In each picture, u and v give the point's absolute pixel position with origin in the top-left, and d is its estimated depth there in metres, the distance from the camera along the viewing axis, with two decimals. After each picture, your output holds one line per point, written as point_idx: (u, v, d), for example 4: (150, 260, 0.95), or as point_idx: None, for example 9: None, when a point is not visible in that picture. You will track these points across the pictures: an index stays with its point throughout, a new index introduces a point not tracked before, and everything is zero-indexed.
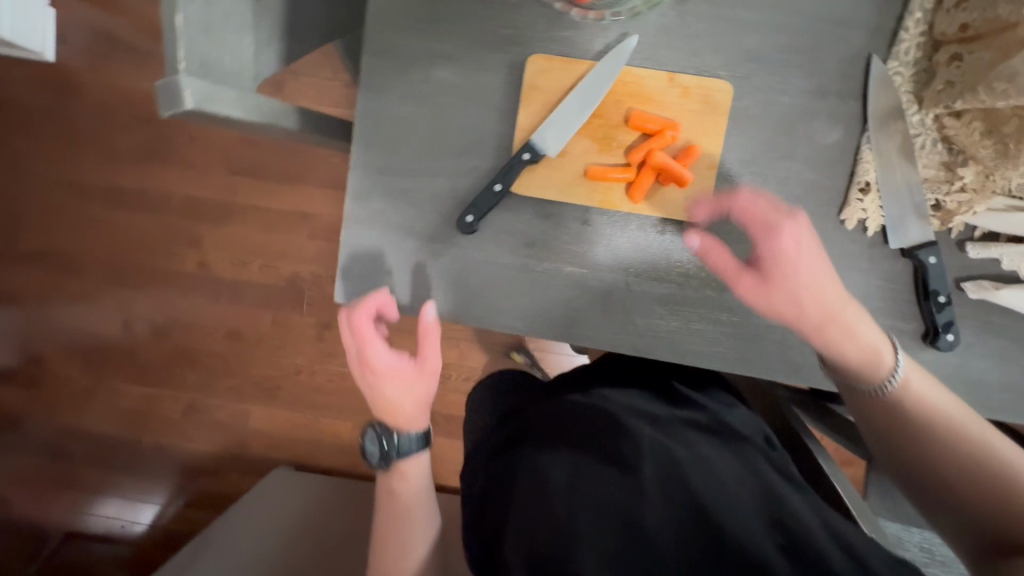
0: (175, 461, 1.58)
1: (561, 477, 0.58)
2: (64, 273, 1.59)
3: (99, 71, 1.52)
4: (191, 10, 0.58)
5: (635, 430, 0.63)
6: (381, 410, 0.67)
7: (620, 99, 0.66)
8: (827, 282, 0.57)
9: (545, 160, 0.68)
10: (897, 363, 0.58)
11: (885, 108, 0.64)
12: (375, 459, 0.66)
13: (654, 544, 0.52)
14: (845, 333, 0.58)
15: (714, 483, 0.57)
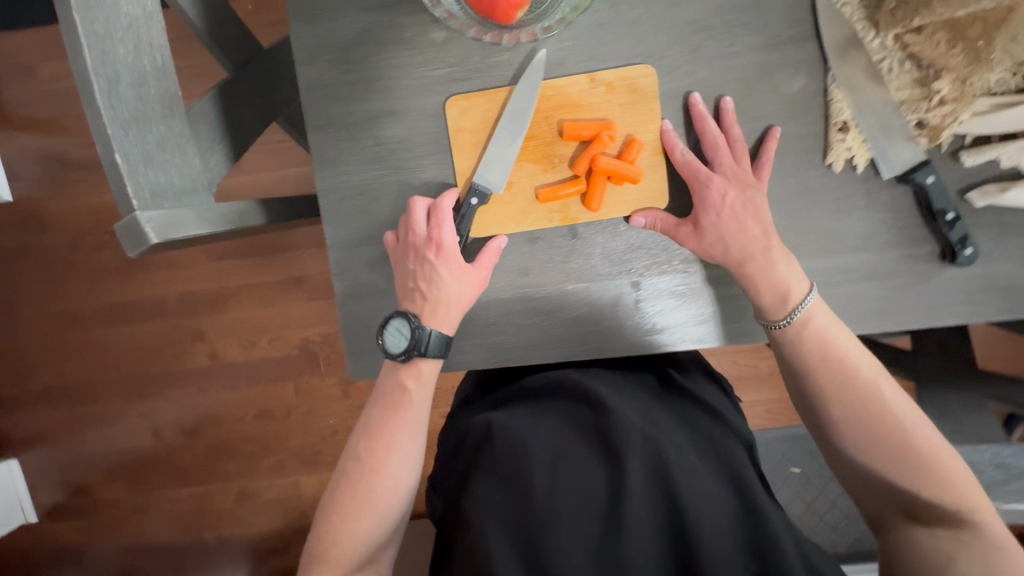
0: (239, 549, 1.56)
1: (540, 453, 0.59)
2: (83, 402, 1.59)
3: (60, 201, 1.52)
4: (126, 145, 0.58)
5: (620, 413, 0.62)
6: (417, 289, 0.65)
7: (548, 114, 0.64)
8: (748, 219, 0.62)
9: (495, 197, 0.66)
10: (804, 297, 0.60)
11: (842, 42, 0.62)
12: (404, 347, 0.63)
13: (631, 542, 0.55)
14: (761, 271, 0.61)
15: (701, 487, 0.57)
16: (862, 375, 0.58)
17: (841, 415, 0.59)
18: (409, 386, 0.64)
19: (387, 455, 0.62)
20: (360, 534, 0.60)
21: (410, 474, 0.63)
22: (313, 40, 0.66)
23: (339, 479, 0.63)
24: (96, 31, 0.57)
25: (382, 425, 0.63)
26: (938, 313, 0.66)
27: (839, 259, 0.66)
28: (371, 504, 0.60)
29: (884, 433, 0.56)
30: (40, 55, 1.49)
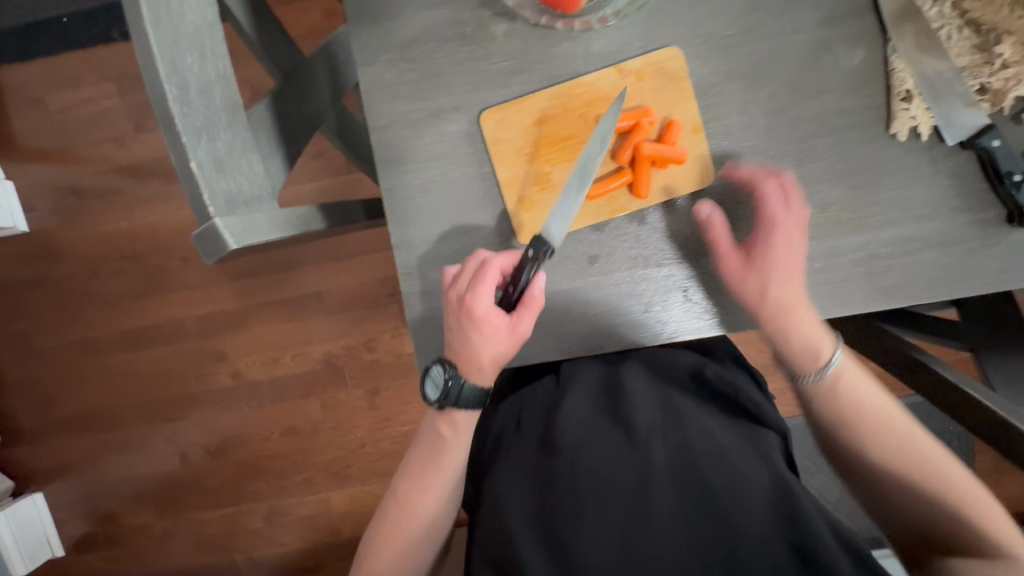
0: (271, 569, 1.54)
1: (568, 445, 0.68)
2: (107, 429, 1.57)
3: (78, 227, 1.52)
4: (200, 152, 0.57)
5: (642, 415, 0.70)
6: (457, 345, 0.63)
7: (581, 110, 0.64)
8: (793, 283, 0.64)
9: (540, 201, 0.66)
10: (832, 354, 0.65)
11: (901, 13, 0.63)
12: (436, 394, 0.63)
13: (652, 524, 0.62)
14: (786, 327, 0.65)
15: (722, 477, 0.63)
16: (883, 412, 0.64)
17: (870, 446, 0.63)
18: (443, 437, 0.66)
19: (422, 499, 0.66)
20: (390, 564, 0.66)
21: (437, 516, 0.67)
22: (373, 40, 0.66)
23: (379, 515, 0.68)
24: (167, 42, 0.56)
25: (417, 472, 0.67)
26: (1003, 277, 0.66)
27: (903, 228, 0.67)
28: (402, 540, 0.66)
29: (910, 465, 0.61)
30: (48, 85, 1.49)
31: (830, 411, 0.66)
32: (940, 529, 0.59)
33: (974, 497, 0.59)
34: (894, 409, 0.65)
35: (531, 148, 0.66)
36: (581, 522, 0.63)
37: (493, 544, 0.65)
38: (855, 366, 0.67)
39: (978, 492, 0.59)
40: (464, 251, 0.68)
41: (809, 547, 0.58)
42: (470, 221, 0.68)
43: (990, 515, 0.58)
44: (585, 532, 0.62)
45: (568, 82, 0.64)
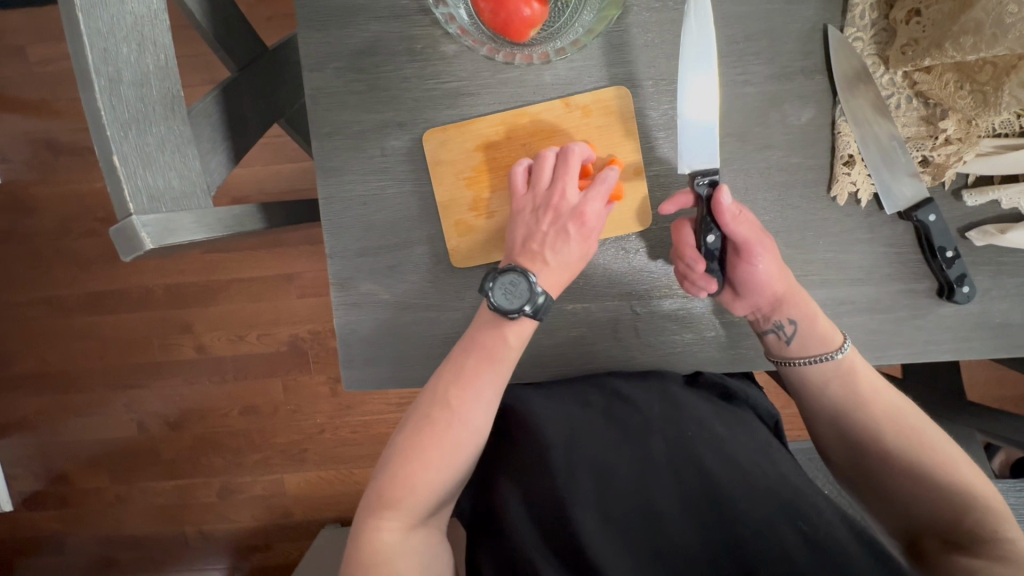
0: (221, 544, 1.54)
1: (558, 437, 0.61)
2: (64, 391, 1.55)
3: (43, 182, 1.46)
4: (125, 147, 0.56)
5: (643, 398, 0.64)
6: (539, 251, 0.60)
7: (525, 141, 0.65)
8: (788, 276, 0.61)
9: (476, 226, 0.67)
10: (842, 340, 0.61)
11: (853, 76, 0.62)
12: (518, 302, 0.57)
13: (666, 521, 0.55)
14: (808, 310, 0.61)
15: (731, 464, 0.58)
16: (894, 405, 0.59)
17: (882, 434, 0.57)
18: (511, 341, 0.58)
19: (477, 405, 0.55)
20: (435, 481, 0.53)
21: (486, 429, 0.57)
22: (322, 47, 0.64)
23: (416, 422, 0.55)
24: (100, 29, 0.54)
25: (473, 373, 0.56)
26: (931, 348, 0.66)
27: (838, 290, 0.66)
28: (451, 452, 0.54)
29: (925, 450, 0.56)
30: (32, 34, 1.41)
31: (840, 401, 0.60)
32: (943, 515, 0.54)
33: (978, 484, 0.54)
34: (900, 400, 0.59)
35: (471, 172, 0.66)
36: (588, 518, 0.55)
37: (497, 549, 0.56)
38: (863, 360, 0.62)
39: (983, 484, 0.55)
40: (400, 266, 0.68)
41: (832, 537, 0.51)
42: (406, 239, 0.68)
43: (993, 501, 0.53)
44: (594, 529, 0.54)
45: (514, 110, 0.64)
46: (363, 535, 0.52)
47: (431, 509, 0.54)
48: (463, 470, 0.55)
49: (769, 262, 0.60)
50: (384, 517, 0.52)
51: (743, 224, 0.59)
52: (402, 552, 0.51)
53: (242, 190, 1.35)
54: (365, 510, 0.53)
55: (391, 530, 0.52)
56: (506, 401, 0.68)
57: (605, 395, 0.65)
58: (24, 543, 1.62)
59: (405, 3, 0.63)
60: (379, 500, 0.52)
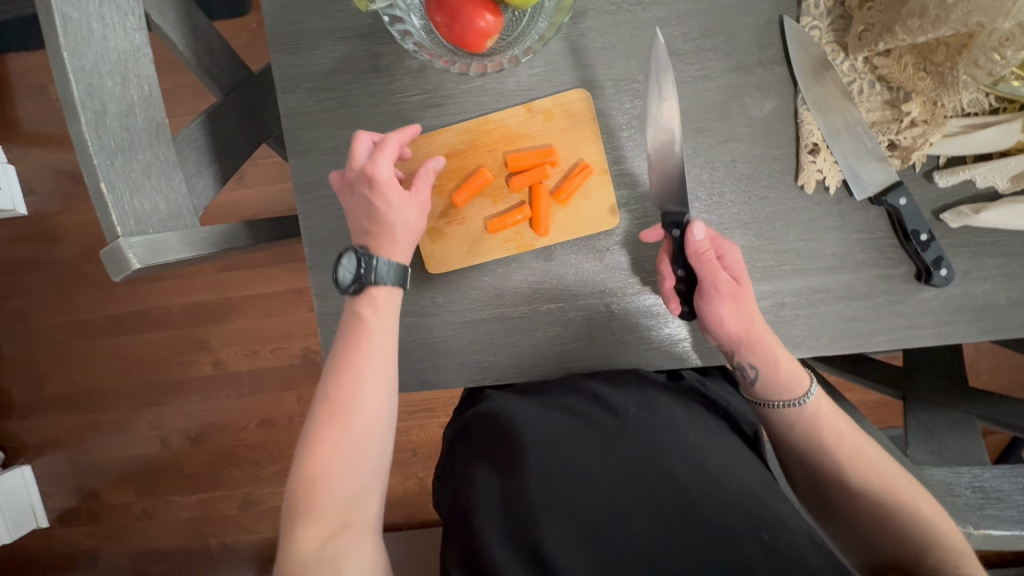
0: (243, 555, 1.58)
1: (534, 439, 0.58)
2: (90, 410, 1.62)
3: (64, 212, 1.54)
4: (112, 174, 0.59)
5: (622, 400, 0.63)
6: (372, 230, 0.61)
7: (492, 148, 0.67)
8: (758, 319, 0.61)
9: (448, 232, 0.69)
10: (810, 385, 0.61)
11: (811, 64, 0.62)
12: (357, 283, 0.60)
13: (631, 525, 0.52)
14: (770, 358, 0.61)
15: (704, 474, 0.55)
16: (859, 446, 0.59)
17: (847, 475, 0.58)
18: (365, 316, 0.60)
19: (358, 388, 0.56)
20: (340, 477, 0.53)
21: (379, 411, 0.57)
22: (293, 69, 0.68)
23: (311, 423, 0.56)
24: (84, 66, 0.58)
25: (352, 357, 0.57)
26: (912, 332, 0.65)
27: (813, 279, 0.66)
28: (344, 444, 0.54)
29: (888, 492, 0.56)
30: (51, 73, 1.50)
31: (807, 444, 0.61)
32: (906, 549, 0.54)
33: (940, 520, 0.54)
34: (865, 442, 0.60)
35: (441, 181, 0.68)
36: (555, 522, 0.52)
37: (462, 553, 0.53)
38: (831, 403, 0.63)
39: (944, 520, 0.54)
40: None
41: (793, 550, 0.48)
42: None
43: (952, 536, 0.53)
44: (559, 533, 0.51)
45: (479, 118, 0.66)
46: (285, 550, 0.52)
47: (349, 509, 0.54)
48: (367, 461, 0.55)
49: (727, 307, 0.60)
50: (302, 526, 0.52)
51: (706, 266, 0.60)
52: (323, 560, 0.50)
53: (249, 210, 1.40)
54: (286, 526, 0.53)
55: (310, 538, 0.51)
56: (488, 407, 0.66)
57: (585, 399, 0.64)
58: (58, 559, 1.69)
59: (369, 22, 0.66)
60: (295, 510, 0.52)
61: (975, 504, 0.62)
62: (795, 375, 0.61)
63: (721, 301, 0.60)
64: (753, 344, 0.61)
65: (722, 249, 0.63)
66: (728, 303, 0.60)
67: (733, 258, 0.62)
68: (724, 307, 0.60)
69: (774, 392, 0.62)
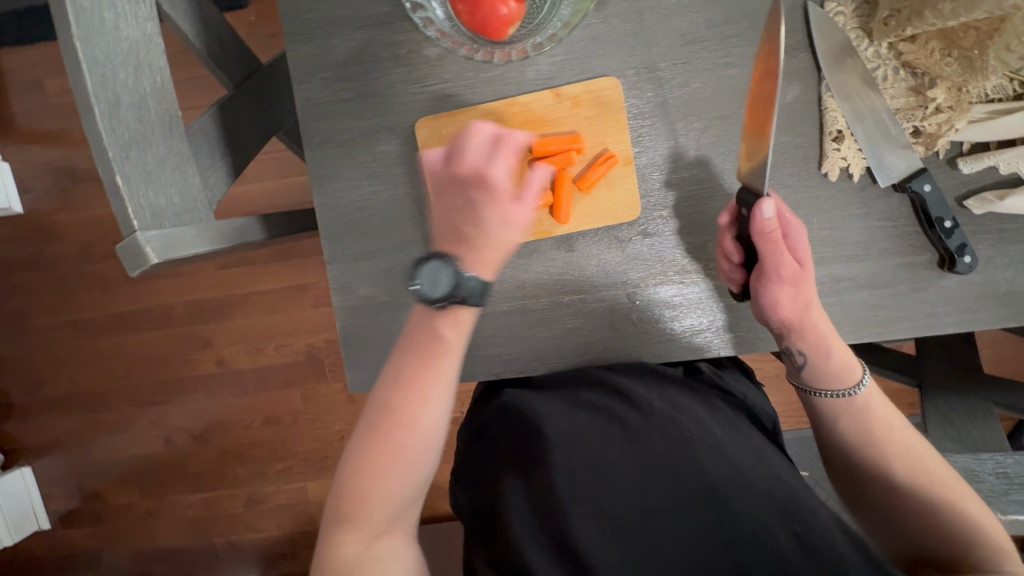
0: (250, 553, 1.57)
1: (560, 435, 0.58)
2: (93, 409, 1.61)
3: (63, 210, 1.51)
4: (127, 166, 0.58)
5: (645, 394, 0.63)
6: (462, 228, 0.60)
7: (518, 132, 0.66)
8: (815, 308, 0.61)
9: None
10: (862, 375, 0.62)
11: (836, 50, 0.62)
12: (443, 292, 0.57)
13: (662, 520, 0.52)
14: (821, 346, 0.62)
15: (731, 468, 0.55)
16: (908, 443, 0.60)
17: (893, 470, 0.59)
18: (444, 336, 0.58)
19: (422, 409, 0.55)
20: (390, 490, 0.54)
21: (437, 429, 0.56)
22: (310, 58, 0.67)
23: (364, 433, 0.55)
24: (97, 56, 0.56)
25: (416, 375, 0.56)
26: (934, 320, 0.65)
27: (835, 267, 0.66)
28: (400, 462, 0.54)
29: (935, 490, 0.56)
30: (47, 68, 1.47)
31: (854, 436, 0.62)
32: (948, 545, 0.54)
33: (986, 519, 0.55)
34: (915, 439, 0.60)
35: None
36: (586, 516, 0.52)
37: (493, 550, 0.52)
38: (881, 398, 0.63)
39: (989, 520, 0.55)
40: (397, 268, 0.69)
41: (826, 542, 0.49)
42: (400, 241, 0.69)
43: (996, 535, 0.54)
44: (591, 527, 0.51)
45: (505, 100, 0.65)
46: (326, 549, 0.54)
47: (392, 517, 0.55)
48: (418, 476, 0.56)
49: (783, 292, 0.61)
50: (344, 530, 0.53)
51: (771, 247, 0.59)
52: (364, 563, 0.53)
53: (253, 206, 1.38)
54: (328, 523, 0.54)
55: (352, 542, 0.53)
56: (508, 402, 0.65)
57: (607, 394, 0.63)
58: (63, 560, 1.67)
59: (387, 10, 0.65)
60: (339, 512, 0.54)
61: (998, 490, 0.63)
62: (843, 364, 0.61)
63: (778, 287, 0.60)
64: (806, 329, 0.61)
65: (789, 232, 0.62)
66: (784, 290, 0.61)
67: (798, 242, 0.62)
68: (781, 293, 0.61)
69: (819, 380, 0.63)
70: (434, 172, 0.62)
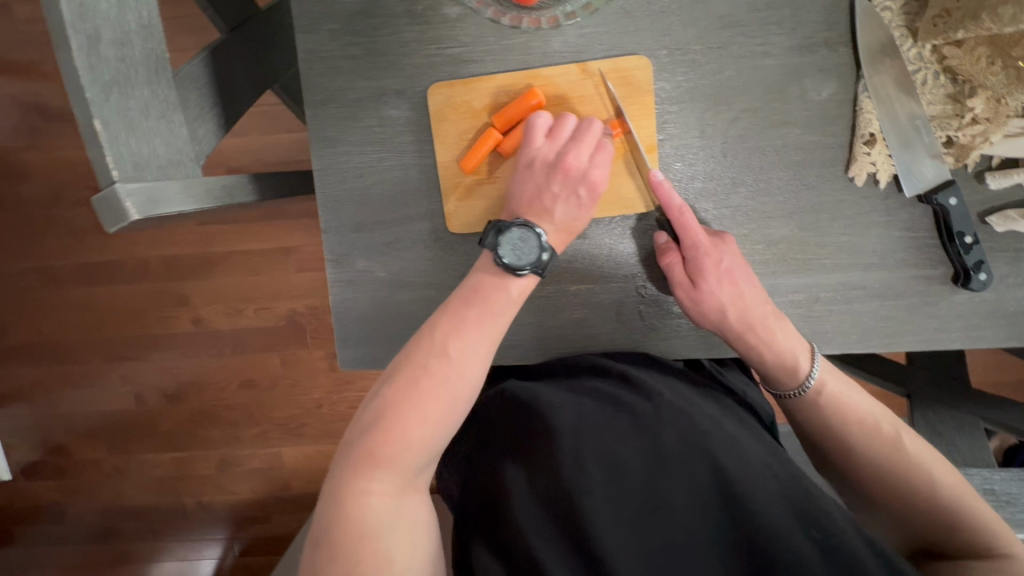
0: (219, 514, 1.54)
1: (566, 425, 0.55)
2: (60, 362, 1.54)
3: (31, 149, 1.41)
4: (108, 111, 0.52)
5: (653, 385, 0.60)
6: (540, 206, 0.58)
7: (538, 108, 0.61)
8: (745, 303, 0.59)
9: (476, 191, 0.64)
10: (811, 368, 0.59)
11: (880, 46, 0.58)
12: (529, 260, 0.56)
13: (676, 518, 0.49)
14: (758, 346, 0.60)
15: (746, 464, 0.52)
16: (873, 432, 0.56)
17: (857, 459, 0.57)
18: (513, 296, 0.57)
19: (472, 357, 0.53)
20: (428, 439, 0.51)
21: (479, 383, 0.55)
22: (316, 7, 0.61)
23: (407, 378, 0.52)
24: None
25: (473, 327, 0.54)
26: (941, 334, 0.65)
27: (851, 276, 0.64)
28: (446, 412, 0.52)
29: (909, 478, 0.54)
30: None
31: (821, 429, 0.59)
32: (935, 532, 0.54)
33: (970, 497, 0.53)
34: (883, 423, 0.56)
35: (477, 135, 0.63)
36: (599, 509, 0.49)
37: (495, 540, 0.50)
38: (842, 381, 0.60)
39: (970, 496, 0.53)
40: (398, 243, 0.66)
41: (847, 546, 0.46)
42: (403, 214, 0.65)
43: (984, 514, 0.52)
44: (605, 521, 0.48)
45: (526, 72, 0.61)
46: (346, 499, 0.48)
47: (421, 469, 0.52)
48: (453, 427, 0.53)
49: (703, 304, 0.60)
50: (373, 479, 0.49)
51: (674, 264, 0.61)
52: (393, 518, 0.49)
53: (238, 160, 1.31)
54: (352, 472, 0.49)
55: (381, 493, 0.49)
56: (514, 391, 0.62)
57: (613, 382, 0.61)
58: (25, 511, 1.63)
59: None
60: (368, 458, 0.49)
61: None
62: (786, 356, 0.59)
63: (693, 300, 0.61)
64: (739, 332, 0.60)
65: (680, 230, 0.60)
66: (698, 301, 0.61)
67: (701, 244, 0.59)
68: (701, 305, 0.61)
69: (785, 381, 0.60)
70: (534, 144, 0.59)
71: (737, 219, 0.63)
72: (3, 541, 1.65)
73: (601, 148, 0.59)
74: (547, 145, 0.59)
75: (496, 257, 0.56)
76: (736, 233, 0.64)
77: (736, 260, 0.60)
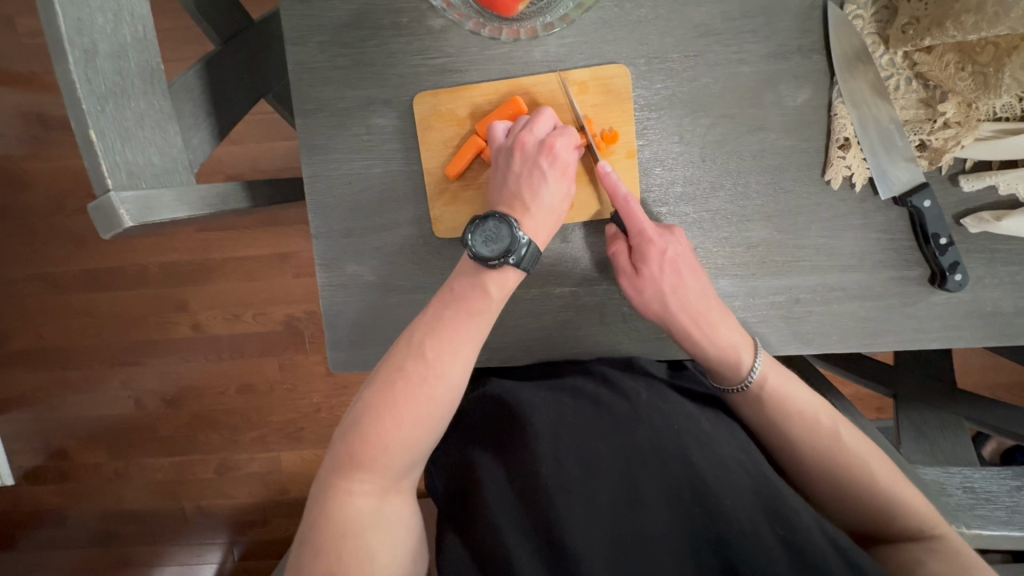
0: (218, 518, 1.56)
1: (545, 423, 0.57)
2: (62, 368, 1.56)
3: (35, 158, 1.43)
4: (103, 122, 0.53)
5: (632, 386, 0.61)
6: (517, 194, 0.60)
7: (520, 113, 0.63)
8: (692, 289, 0.61)
9: (461, 196, 0.66)
10: (755, 361, 0.60)
11: (851, 52, 0.60)
12: (500, 251, 0.57)
13: (647, 514, 0.51)
14: (710, 339, 0.61)
15: (720, 463, 0.54)
16: (817, 430, 0.58)
17: (804, 456, 0.58)
18: (490, 293, 0.57)
19: (453, 360, 0.54)
20: (411, 442, 0.52)
21: (462, 384, 0.56)
22: (305, 20, 0.63)
23: (385, 379, 0.54)
24: None
25: (451, 327, 0.56)
26: (918, 333, 0.66)
27: (829, 276, 0.65)
28: (426, 413, 0.53)
29: (849, 471, 0.56)
30: (19, 3, 1.36)
31: (773, 432, 0.60)
32: (874, 522, 0.56)
33: (906, 489, 0.56)
34: (828, 420, 0.58)
35: (462, 142, 0.65)
36: (572, 506, 0.51)
37: (466, 535, 0.52)
38: (787, 376, 0.61)
39: (906, 486, 0.56)
40: (387, 248, 0.67)
41: (809, 539, 0.48)
42: (390, 220, 0.67)
43: (919, 502, 0.55)
44: (577, 517, 0.50)
45: (510, 81, 0.63)
46: (333, 499, 0.50)
47: (407, 470, 0.53)
48: (437, 431, 0.54)
49: (647, 291, 0.62)
50: (356, 480, 0.51)
51: (622, 252, 0.62)
52: (376, 518, 0.50)
53: (236, 168, 1.33)
54: (338, 473, 0.51)
55: (364, 493, 0.51)
56: (495, 392, 0.64)
57: (593, 381, 0.63)
58: (27, 516, 1.64)
59: None
60: (351, 462, 0.51)
61: (965, 504, 0.64)
62: (732, 350, 0.60)
63: (642, 287, 0.62)
64: (692, 316, 0.61)
65: (626, 218, 0.61)
66: (648, 287, 0.62)
67: (649, 239, 0.60)
68: (647, 292, 0.62)
69: (732, 370, 0.61)
70: (494, 143, 0.61)
71: (716, 222, 0.65)
72: (6, 545, 1.67)
73: (560, 128, 0.61)
74: (524, 129, 0.60)
75: (470, 249, 0.57)
76: (716, 235, 0.65)
77: (682, 250, 0.61)
